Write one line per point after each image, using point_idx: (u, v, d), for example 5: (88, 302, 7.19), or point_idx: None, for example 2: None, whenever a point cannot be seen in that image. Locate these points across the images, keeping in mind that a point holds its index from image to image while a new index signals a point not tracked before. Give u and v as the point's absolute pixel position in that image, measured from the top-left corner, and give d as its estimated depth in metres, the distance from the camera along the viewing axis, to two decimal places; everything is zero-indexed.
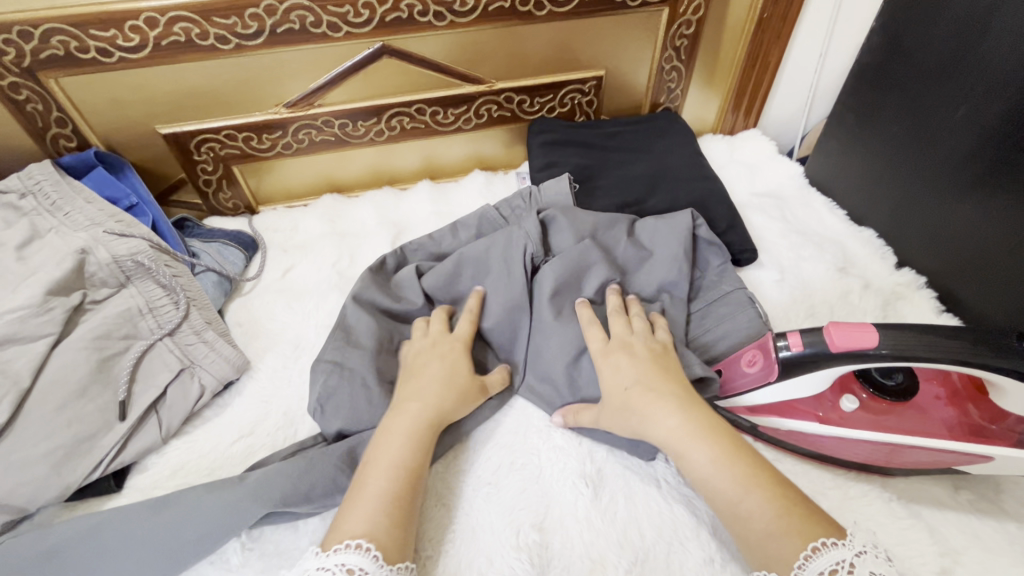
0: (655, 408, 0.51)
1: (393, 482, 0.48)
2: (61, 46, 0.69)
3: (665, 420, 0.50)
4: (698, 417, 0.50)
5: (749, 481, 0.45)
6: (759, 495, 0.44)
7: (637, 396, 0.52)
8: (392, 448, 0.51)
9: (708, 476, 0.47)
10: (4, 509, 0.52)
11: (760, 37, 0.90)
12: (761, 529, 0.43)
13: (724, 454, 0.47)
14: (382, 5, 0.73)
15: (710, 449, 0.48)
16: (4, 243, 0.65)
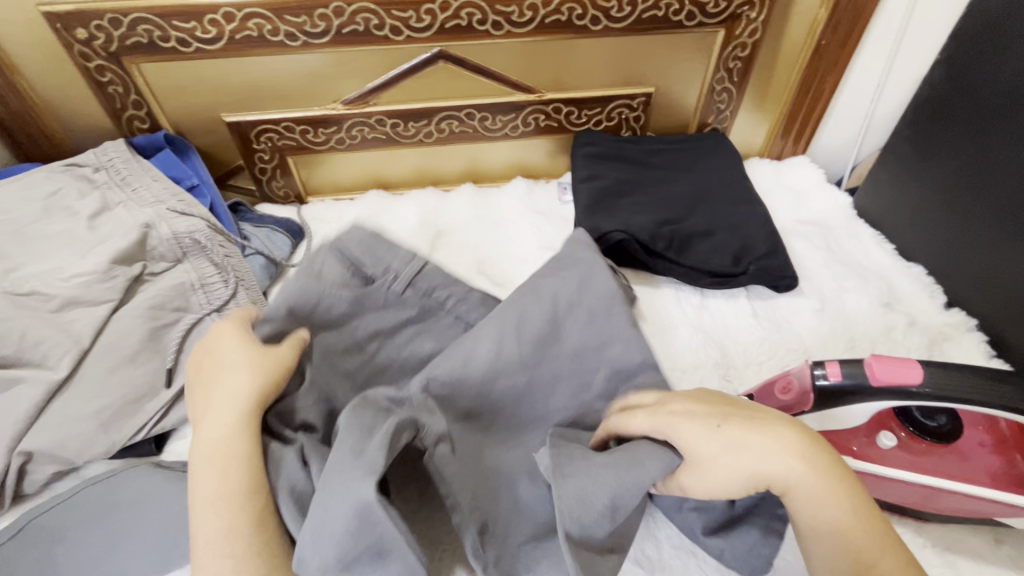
0: (767, 445, 0.42)
1: (226, 517, 0.42)
2: (145, 34, 0.74)
3: (778, 460, 0.42)
4: (818, 458, 0.42)
5: (882, 547, 0.41)
6: (894, 562, 0.40)
7: (736, 431, 0.43)
8: (211, 472, 0.44)
9: (837, 533, 0.41)
10: (55, 460, 0.56)
11: (816, 64, 0.89)
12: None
13: (850, 512, 0.41)
14: (444, 12, 0.76)
15: (836, 499, 0.42)
16: (78, 212, 0.69)
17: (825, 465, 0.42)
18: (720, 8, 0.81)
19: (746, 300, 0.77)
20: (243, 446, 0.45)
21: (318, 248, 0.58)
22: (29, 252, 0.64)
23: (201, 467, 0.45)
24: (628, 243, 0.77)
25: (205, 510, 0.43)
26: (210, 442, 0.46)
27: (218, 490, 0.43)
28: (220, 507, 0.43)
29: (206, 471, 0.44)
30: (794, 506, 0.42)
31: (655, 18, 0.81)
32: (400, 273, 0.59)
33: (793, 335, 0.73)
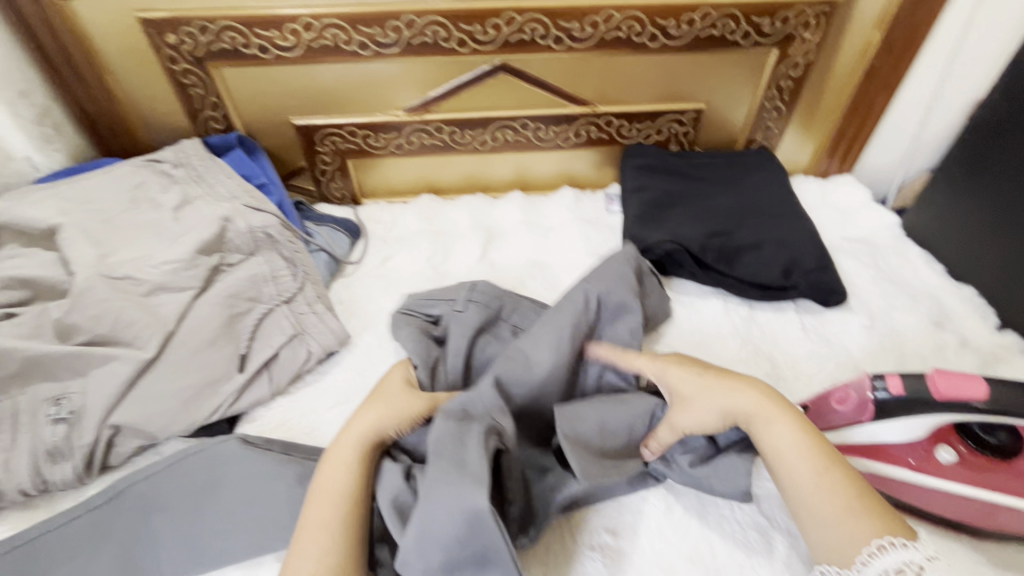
0: (734, 386, 0.53)
1: (330, 514, 0.47)
2: (230, 41, 0.78)
3: (740, 396, 0.53)
4: (773, 400, 0.52)
5: (826, 464, 0.49)
6: (835, 479, 0.48)
7: (711, 377, 0.55)
8: (335, 472, 0.50)
9: (791, 458, 0.49)
10: (141, 434, 0.59)
11: (867, 85, 0.90)
12: (840, 506, 0.46)
13: (803, 437, 0.50)
14: (509, 27, 0.80)
15: (789, 428, 0.50)
16: (163, 204, 0.74)
17: (778, 402, 0.52)
18: (775, 28, 0.83)
19: (795, 313, 0.78)
20: (362, 456, 0.51)
21: (393, 318, 0.70)
22: (120, 240, 0.69)
23: (325, 466, 0.50)
24: (679, 252, 0.80)
25: (313, 503, 0.48)
26: (339, 443, 0.52)
27: (335, 488, 0.49)
28: (331, 505, 0.48)
29: (328, 471, 0.50)
30: (756, 435, 0.51)
31: (710, 37, 0.83)
32: (457, 298, 0.69)
33: (842, 350, 0.74)
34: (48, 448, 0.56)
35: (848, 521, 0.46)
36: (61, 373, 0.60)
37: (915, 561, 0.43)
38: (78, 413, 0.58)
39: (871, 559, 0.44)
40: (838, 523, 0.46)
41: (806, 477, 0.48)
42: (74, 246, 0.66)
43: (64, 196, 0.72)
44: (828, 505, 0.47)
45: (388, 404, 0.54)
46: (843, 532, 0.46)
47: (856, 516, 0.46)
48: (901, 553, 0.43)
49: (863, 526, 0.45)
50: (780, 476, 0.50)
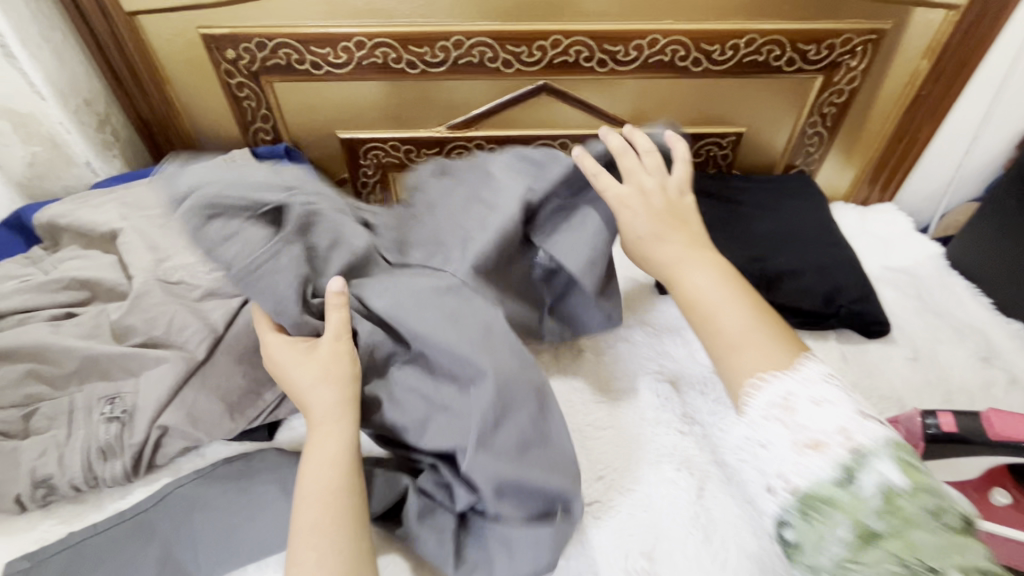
0: (677, 248, 0.60)
1: (326, 513, 0.47)
2: (284, 57, 0.81)
3: (698, 271, 0.59)
4: (703, 250, 0.61)
5: (740, 299, 0.56)
6: (743, 309, 0.56)
7: (649, 241, 0.61)
8: (316, 468, 0.50)
9: (712, 287, 0.57)
10: (187, 436, 0.61)
11: (912, 113, 0.89)
12: (761, 335, 0.53)
13: (727, 282, 0.58)
14: (554, 49, 0.81)
15: (710, 271, 0.58)
16: None
17: (716, 257, 0.61)
18: (822, 55, 0.83)
19: (836, 343, 0.77)
20: (342, 446, 0.51)
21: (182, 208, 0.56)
22: (175, 245, 0.71)
23: (305, 467, 0.50)
24: None
25: (302, 507, 0.48)
26: (320, 438, 0.51)
27: (325, 488, 0.48)
28: (326, 506, 0.48)
29: (310, 471, 0.50)
30: (687, 267, 0.59)
31: (754, 63, 0.84)
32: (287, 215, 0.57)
33: (886, 383, 0.73)
34: (101, 446, 0.58)
35: (755, 334, 0.53)
36: (115, 373, 0.62)
37: (788, 392, 0.49)
38: (130, 412, 0.60)
39: (755, 389, 0.50)
40: (744, 335, 0.53)
41: (728, 322, 0.55)
42: (133, 250, 0.68)
43: (122, 201, 0.75)
44: (739, 330, 0.54)
45: (336, 381, 0.53)
46: (739, 364, 0.52)
47: (773, 346, 0.52)
48: (779, 384, 0.49)
49: (778, 355, 0.51)
50: (694, 312, 0.57)
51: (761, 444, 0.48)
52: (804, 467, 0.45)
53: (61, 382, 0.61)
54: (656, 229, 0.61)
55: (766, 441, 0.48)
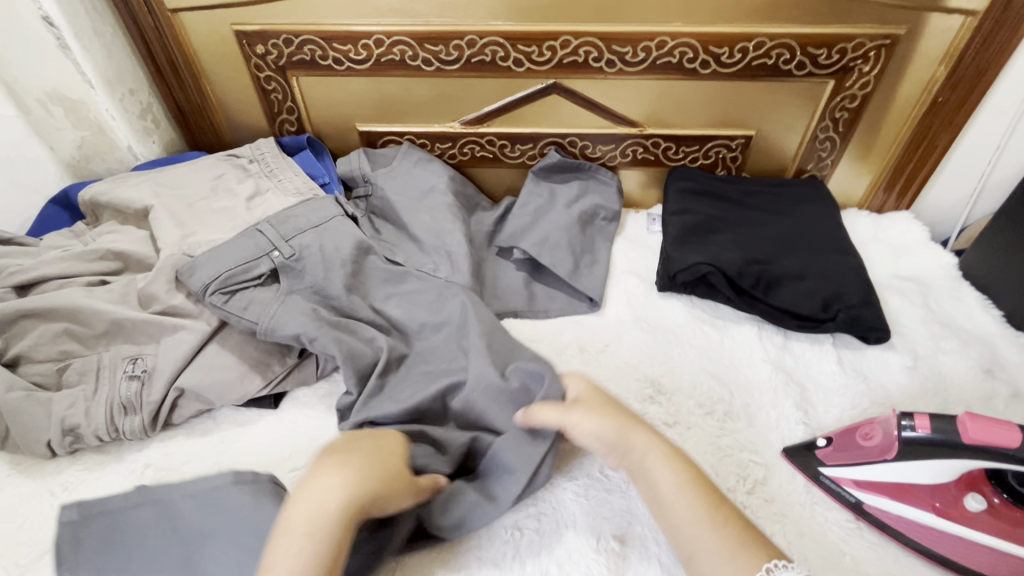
0: (657, 464, 0.54)
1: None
2: (309, 53, 0.87)
3: (667, 478, 0.53)
4: (664, 444, 0.56)
5: (714, 502, 0.52)
6: (726, 516, 0.51)
7: (614, 425, 0.56)
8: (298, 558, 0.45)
9: (679, 493, 0.52)
10: (200, 398, 0.66)
11: (929, 120, 0.88)
12: (732, 558, 0.48)
13: (690, 489, 0.53)
14: (564, 49, 0.84)
15: (677, 475, 0.53)
16: (239, 194, 0.83)
17: (673, 450, 0.56)
18: (833, 60, 0.83)
19: (833, 347, 0.77)
20: (325, 544, 0.46)
21: (247, 238, 0.74)
22: (200, 222, 0.77)
23: (283, 549, 0.45)
24: (714, 275, 0.80)
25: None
26: (292, 535, 0.46)
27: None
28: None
29: (288, 556, 0.45)
30: (652, 470, 0.54)
31: (763, 66, 0.84)
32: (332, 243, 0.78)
33: (880, 388, 0.72)
34: (123, 401, 0.64)
35: (734, 558, 0.48)
36: (139, 336, 0.68)
37: None
38: (150, 372, 0.66)
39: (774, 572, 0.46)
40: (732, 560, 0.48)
41: (696, 519, 0.51)
42: (162, 225, 0.75)
43: (156, 182, 0.81)
44: (700, 546, 0.50)
45: (386, 501, 0.50)
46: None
47: (740, 556, 0.48)
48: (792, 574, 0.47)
49: (743, 566, 0.47)
50: (672, 515, 0.52)
51: None
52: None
53: (92, 342, 0.67)
54: (600, 410, 0.57)
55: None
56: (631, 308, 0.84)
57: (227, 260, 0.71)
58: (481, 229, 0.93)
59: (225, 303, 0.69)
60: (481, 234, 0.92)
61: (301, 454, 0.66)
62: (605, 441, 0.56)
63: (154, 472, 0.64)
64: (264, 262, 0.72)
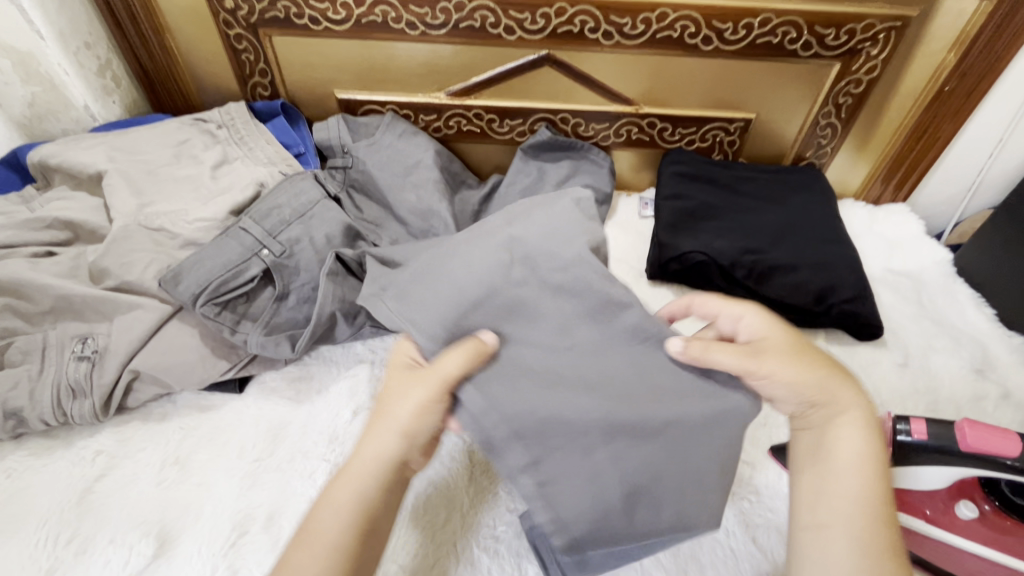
0: (842, 426, 0.48)
1: (341, 533, 0.44)
2: (284, 10, 0.80)
3: (844, 441, 0.47)
4: (866, 409, 0.49)
5: (881, 489, 0.45)
6: (883, 522, 0.44)
7: (801, 355, 0.50)
8: (348, 489, 0.46)
9: (853, 467, 0.46)
10: (158, 382, 0.62)
11: (934, 110, 0.84)
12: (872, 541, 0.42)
13: (870, 466, 0.46)
14: (559, 18, 0.78)
15: (863, 445, 0.47)
16: (204, 162, 0.77)
17: (875, 420, 0.49)
18: (840, 41, 0.79)
19: (824, 342, 0.75)
20: (378, 472, 0.46)
21: (228, 234, 0.68)
22: (160, 191, 0.72)
23: (338, 479, 0.46)
24: (709, 265, 0.77)
25: (320, 509, 0.45)
26: (349, 468, 0.46)
27: (343, 498, 0.45)
28: (343, 518, 0.44)
29: (344, 482, 0.46)
30: (836, 430, 0.48)
31: (768, 45, 0.80)
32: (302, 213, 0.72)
33: (869, 386, 0.71)
34: (71, 384, 0.59)
35: (876, 555, 0.42)
36: (89, 314, 0.63)
37: None
38: (101, 353, 0.61)
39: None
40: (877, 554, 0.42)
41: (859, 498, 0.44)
42: (117, 193, 0.69)
43: (112, 145, 0.75)
44: (841, 523, 0.44)
45: (412, 418, 0.47)
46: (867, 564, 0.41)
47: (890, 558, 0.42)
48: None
49: (888, 574, 0.41)
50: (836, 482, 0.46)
51: None
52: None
53: (37, 318, 0.62)
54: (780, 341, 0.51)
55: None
56: None
57: (214, 265, 0.65)
58: (466, 209, 0.88)
59: (217, 315, 0.63)
60: (465, 213, 0.88)
61: (265, 442, 0.62)
62: (806, 394, 0.49)
63: (106, 459, 0.60)
64: (254, 264, 0.66)
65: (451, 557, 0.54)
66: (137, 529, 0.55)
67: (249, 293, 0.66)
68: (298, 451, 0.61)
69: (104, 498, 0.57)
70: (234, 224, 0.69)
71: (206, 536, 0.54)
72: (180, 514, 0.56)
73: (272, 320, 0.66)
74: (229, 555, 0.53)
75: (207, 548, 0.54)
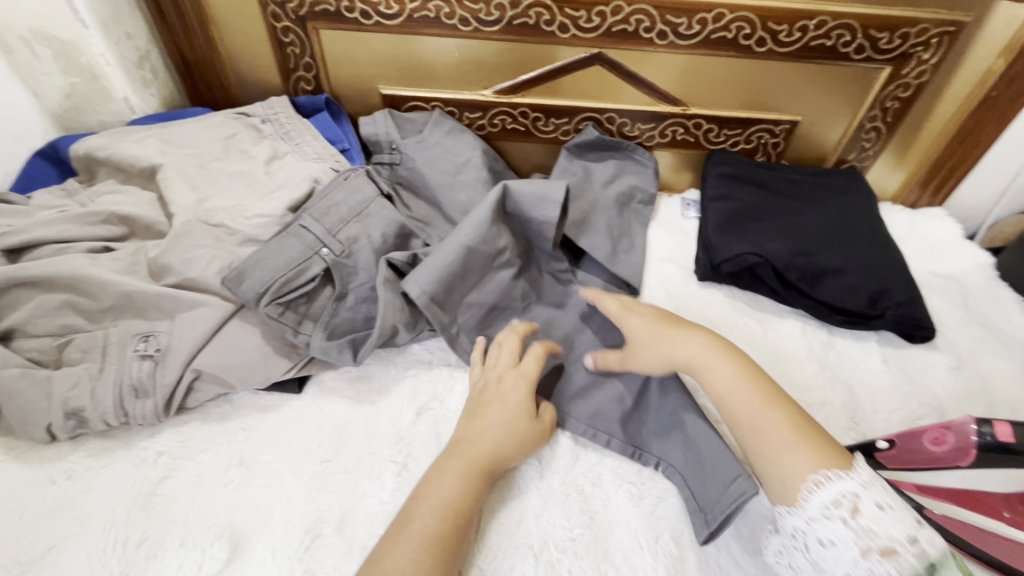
0: (717, 367, 0.57)
1: (439, 523, 0.50)
2: (335, 3, 0.78)
3: (716, 382, 0.57)
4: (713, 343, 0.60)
5: (766, 403, 0.54)
6: (776, 415, 0.53)
7: (660, 327, 0.62)
8: (439, 490, 0.52)
9: (728, 394, 0.56)
10: (221, 382, 0.61)
11: (979, 115, 0.85)
12: (767, 452, 0.51)
13: (745, 387, 0.55)
14: (615, 16, 0.78)
15: (730, 370, 0.57)
16: (254, 157, 0.75)
17: (733, 356, 0.58)
18: (894, 45, 0.79)
19: (878, 345, 0.75)
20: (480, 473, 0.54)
21: (285, 233, 0.66)
22: (213, 186, 0.70)
23: (435, 478, 0.53)
24: (761, 267, 0.78)
25: (413, 508, 0.51)
26: (456, 456, 0.55)
27: (444, 500, 0.51)
28: (438, 515, 0.50)
29: (442, 480, 0.53)
30: (702, 375, 0.58)
31: (821, 48, 0.80)
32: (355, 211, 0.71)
33: (925, 388, 0.71)
34: (133, 383, 0.57)
35: (791, 448, 0.50)
36: (150, 311, 0.61)
37: (852, 491, 0.46)
38: (164, 351, 0.59)
39: (818, 487, 0.47)
40: (785, 450, 0.50)
41: (758, 417, 0.53)
42: (173, 188, 0.68)
43: (161, 138, 0.73)
44: (762, 444, 0.52)
45: (513, 424, 0.58)
46: (789, 469, 0.49)
47: (800, 447, 0.50)
48: (843, 484, 0.46)
49: (809, 462, 0.49)
50: (729, 408, 0.55)
51: (819, 541, 0.46)
52: (866, 570, 0.43)
53: (96, 315, 0.60)
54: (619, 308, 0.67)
55: (829, 538, 0.45)
56: (670, 296, 0.81)
57: (275, 264, 0.63)
58: None
59: (281, 316, 0.62)
60: None
61: (330, 442, 0.61)
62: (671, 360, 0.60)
63: (169, 460, 0.59)
64: (315, 263, 0.65)
65: (528, 556, 0.53)
66: (208, 532, 0.53)
67: (308, 293, 0.65)
68: (365, 452, 0.60)
69: (171, 500, 0.56)
70: (289, 222, 0.68)
71: (279, 539, 0.53)
72: (250, 515, 0.55)
73: (332, 321, 0.64)
74: (305, 558, 0.52)
75: (281, 550, 0.53)
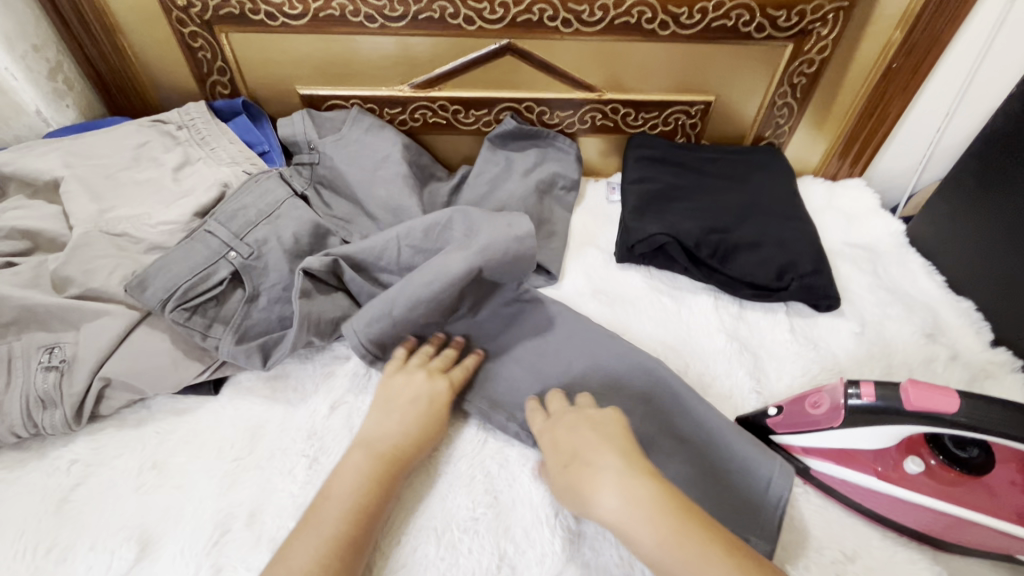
0: (636, 528, 0.44)
1: (340, 526, 0.51)
2: (238, 6, 0.79)
3: (639, 546, 0.44)
4: (641, 489, 0.45)
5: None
6: None
7: (580, 455, 0.50)
8: (347, 480, 0.54)
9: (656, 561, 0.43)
10: (131, 389, 0.62)
11: (884, 87, 0.87)
12: None
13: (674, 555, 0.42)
14: (517, 6, 0.79)
15: (652, 535, 0.43)
16: (164, 164, 0.76)
17: (661, 507, 0.44)
18: (792, 22, 0.81)
19: (786, 316, 0.78)
20: (388, 466, 0.56)
21: (192, 239, 0.68)
22: (121, 197, 0.71)
23: (340, 473, 0.55)
24: (672, 246, 0.80)
25: (321, 504, 0.53)
26: (368, 447, 0.57)
27: (347, 493, 0.53)
28: (343, 516, 0.52)
29: (343, 475, 0.55)
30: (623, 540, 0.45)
31: (723, 28, 0.82)
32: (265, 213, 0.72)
33: (828, 354, 0.74)
34: (39, 395, 0.59)
35: None
36: (55, 323, 0.62)
37: None
38: (70, 362, 0.60)
39: None
40: None
41: None
42: (76, 200, 0.68)
43: (66, 150, 0.73)
44: None
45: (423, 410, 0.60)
46: None
47: None
48: None
49: None
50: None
51: None
52: None
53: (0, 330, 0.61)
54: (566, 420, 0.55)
55: None
56: (589, 279, 0.82)
57: (181, 270, 0.64)
58: (435, 202, 0.89)
59: (187, 321, 0.63)
60: (435, 206, 0.89)
61: (243, 441, 0.63)
62: (600, 502, 0.46)
63: (81, 468, 0.60)
64: (222, 267, 0.66)
65: (430, 539, 0.55)
66: (117, 534, 0.55)
67: (218, 297, 0.66)
68: (278, 448, 0.62)
69: (82, 506, 0.57)
70: (196, 228, 0.69)
71: (189, 537, 0.55)
72: (159, 516, 0.57)
73: (243, 324, 0.66)
74: (213, 553, 0.54)
75: (189, 547, 0.54)
